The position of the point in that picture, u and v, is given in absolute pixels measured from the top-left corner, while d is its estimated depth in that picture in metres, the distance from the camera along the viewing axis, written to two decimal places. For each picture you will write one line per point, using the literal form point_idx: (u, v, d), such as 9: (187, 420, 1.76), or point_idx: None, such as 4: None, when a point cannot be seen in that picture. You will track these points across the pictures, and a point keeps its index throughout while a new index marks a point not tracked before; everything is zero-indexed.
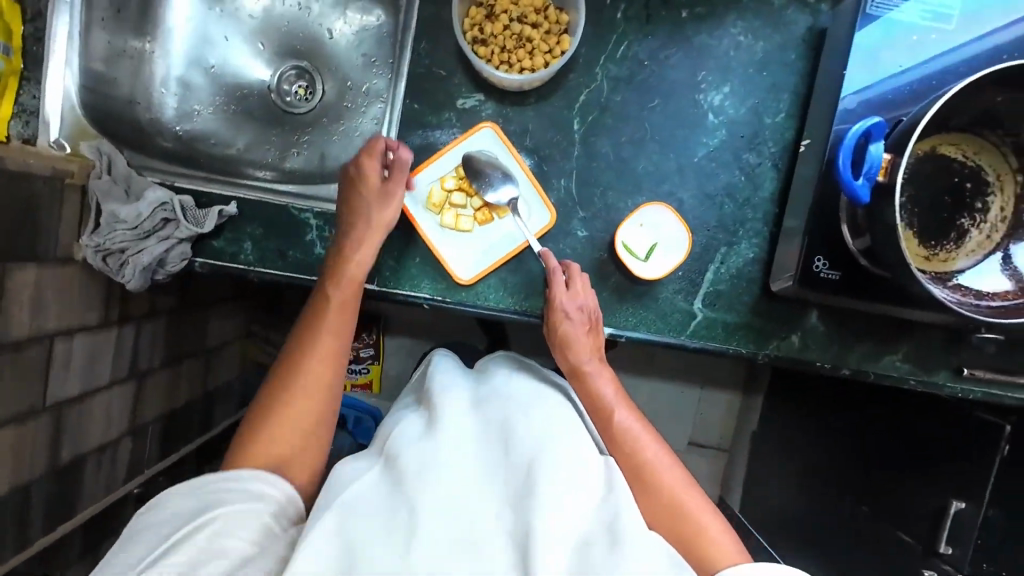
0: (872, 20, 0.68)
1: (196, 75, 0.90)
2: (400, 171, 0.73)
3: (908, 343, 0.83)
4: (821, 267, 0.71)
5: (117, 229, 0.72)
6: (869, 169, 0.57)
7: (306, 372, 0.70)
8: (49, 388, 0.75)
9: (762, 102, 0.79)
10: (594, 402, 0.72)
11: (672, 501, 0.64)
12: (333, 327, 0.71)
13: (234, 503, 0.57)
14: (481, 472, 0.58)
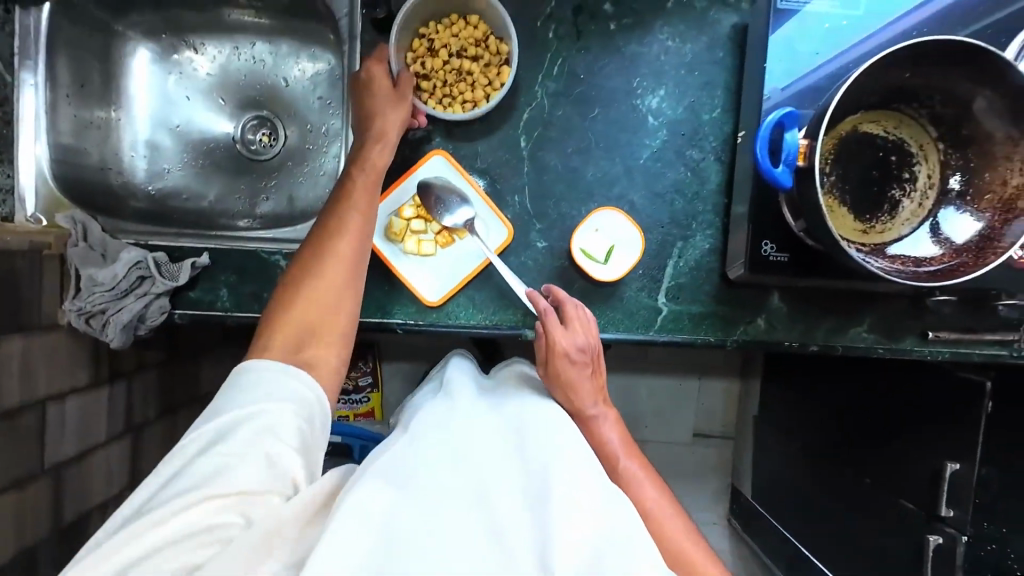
0: (784, 15, 0.72)
1: (163, 136, 0.95)
2: (408, 82, 0.77)
3: (871, 313, 0.85)
4: (770, 251, 0.73)
5: (97, 292, 0.76)
6: (788, 156, 0.60)
7: (299, 301, 0.66)
8: (47, 450, 0.78)
9: (698, 100, 0.82)
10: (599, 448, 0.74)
11: (682, 550, 0.63)
12: (340, 254, 0.69)
13: (276, 391, 0.57)
14: (502, 470, 0.57)
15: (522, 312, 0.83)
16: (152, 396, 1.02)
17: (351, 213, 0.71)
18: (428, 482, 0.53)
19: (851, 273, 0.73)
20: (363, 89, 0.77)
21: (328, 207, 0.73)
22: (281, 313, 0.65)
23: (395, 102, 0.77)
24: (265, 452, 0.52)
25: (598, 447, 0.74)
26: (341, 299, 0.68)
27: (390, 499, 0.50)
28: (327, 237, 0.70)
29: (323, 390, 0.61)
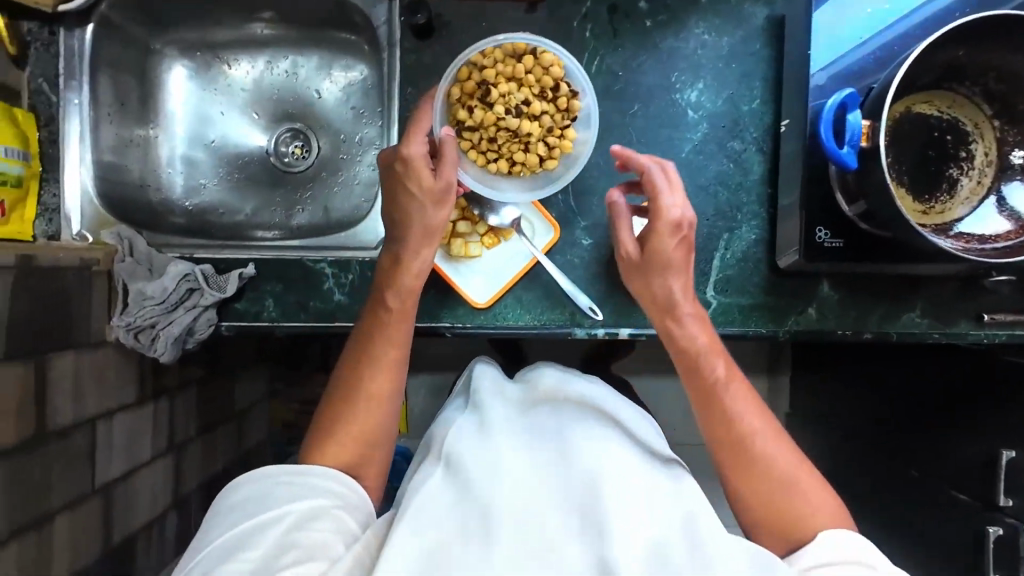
0: (823, 1, 0.72)
1: (199, 152, 0.95)
2: (451, 163, 0.71)
3: (923, 298, 0.84)
4: (823, 236, 0.73)
5: (146, 305, 0.75)
6: (851, 138, 0.61)
7: (342, 434, 0.68)
8: (97, 471, 0.77)
9: (737, 92, 0.82)
10: (693, 355, 0.69)
11: (775, 473, 0.64)
12: (377, 388, 0.70)
13: (307, 492, 0.61)
14: (546, 481, 0.56)
15: (570, 310, 0.82)
16: (191, 413, 1.00)
17: (386, 346, 0.71)
18: (477, 503, 0.53)
19: (909, 255, 0.72)
20: (401, 171, 0.71)
21: (359, 334, 0.72)
22: (324, 447, 0.68)
23: (436, 203, 0.72)
24: (291, 538, 0.55)
25: (691, 356, 0.69)
26: (381, 428, 0.70)
27: (440, 537, 0.52)
28: (363, 370, 0.70)
29: (361, 491, 0.66)
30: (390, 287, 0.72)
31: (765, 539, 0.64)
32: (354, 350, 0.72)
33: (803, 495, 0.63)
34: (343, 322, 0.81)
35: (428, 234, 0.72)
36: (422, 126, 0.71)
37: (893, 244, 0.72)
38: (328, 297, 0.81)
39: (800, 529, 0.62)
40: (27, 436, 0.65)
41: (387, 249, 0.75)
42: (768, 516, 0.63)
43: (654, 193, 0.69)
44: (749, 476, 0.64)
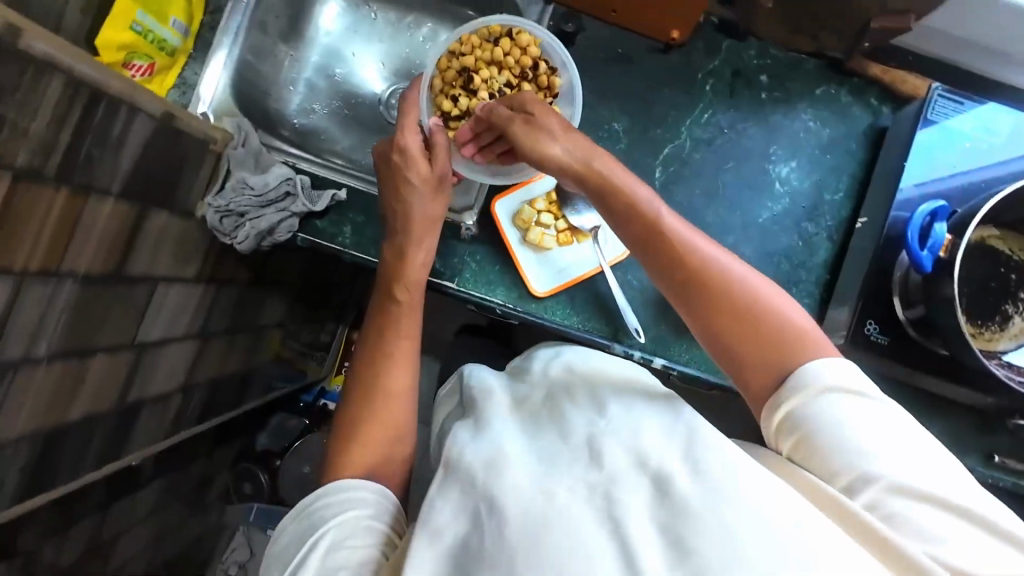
0: (931, 124, 0.79)
1: (320, 80, 1.04)
2: (442, 153, 0.80)
3: (942, 421, 0.87)
4: (872, 331, 0.77)
5: (243, 195, 0.80)
6: (933, 244, 0.68)
7: (360, 436, 0.67)
8: (141, 328, 0.80)
9: (824, 180, 0.88)
10: (626, 209, 0.67)
11: (734, 292, 0.59)
12: (393, 381, 0.71)
13: (339, 509, 0.59)
14: (549, 453, 0.51)
15: (615, 325, 0.86)
16: (225, 309, 1.04)
17: (396, 338, 0.74)
18: (479, 497, 0.48)
19: (946, 372, 0.76)
20: (399, 163, 0.79)
21: (373, 329, 0.76)
22: (347, 454, 0.66)
23: (434, 192, 0.80)
24: (333, 562, 0.54)
25: (629, 210, 0.66)
26: (399, 422, 0.70)
27: (451, 538, 0.47)
28: (377, 367, 0.72)
29: (384, 491, 0.63)
30: (399, 283, 0.78)
31: (755, 380, 0.57)
32: (367, 348, 0.74)
33: (768, 315, 0.58)
34: None
35: (431, 222, 0.78)
36: (411, 118, 0.80)
37: (939, 359, 0.76)
38: None
39: (781, 335, 0.56)
40: (106, 271, 0.68)
41: (388, 251, 0.80)
42: (754, 349, 0.57)
43: (515, 120, 0.72)
44: (713, 323, 0.59)
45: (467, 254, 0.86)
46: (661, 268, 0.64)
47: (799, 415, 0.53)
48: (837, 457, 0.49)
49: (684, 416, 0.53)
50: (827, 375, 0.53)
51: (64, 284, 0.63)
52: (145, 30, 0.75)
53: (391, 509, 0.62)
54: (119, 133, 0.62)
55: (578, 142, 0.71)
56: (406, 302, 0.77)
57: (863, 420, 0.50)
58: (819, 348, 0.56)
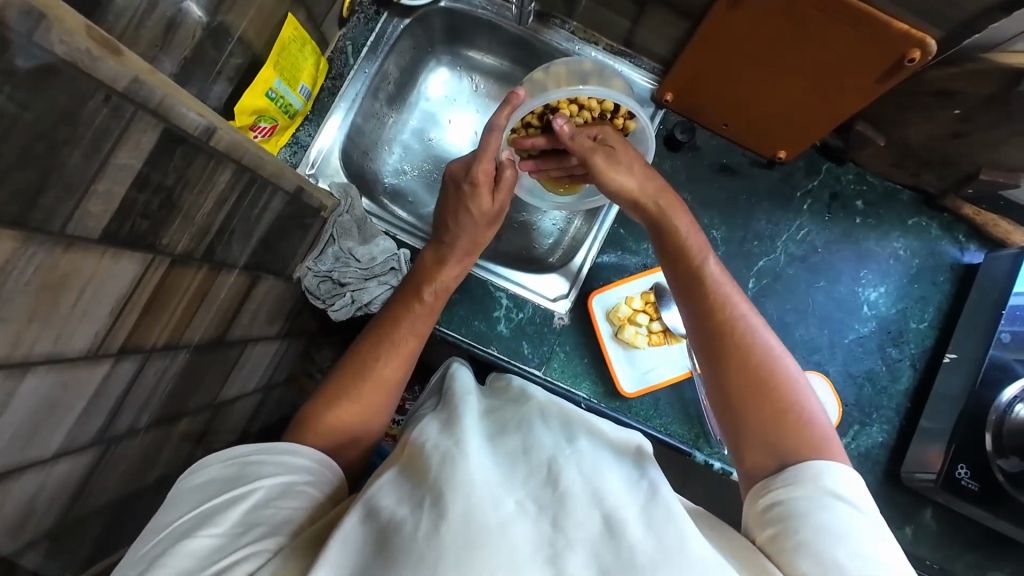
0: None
1: (415, 142, 1.02)
2: (508, 187, 0.75)
3: (1014, 566, 0.85)
4: (963, 475, 0.77)
5: (350, 266, 0.83)
6: None
7: (333, 412, 0.63)
8: (224, 387, 0.77)
9: (911, 309, 0.90)
10: (675, 249, 0.66)
11: (762, 359, 0.56)
12: (386, 374, 0.67)
13: (275, 463, 0.55)
14: (512, 476, 0.52)
15: (696, 432, 0.85)
16: (292, 359, 1.01)
17: (406, 333, 0.69)
18: (427, 491, 0.49)
19: None
20: (467, 192, 0.74)
21: (387, 317, 0.71)
22: (312, 422, 0.62)
23: (487, 223, 0.76)
24: (257, 518, 0.50)
25: (678, 250, 0.65)
26: (376, 415, 0.66)
27: (384, 519, 0.48)
28: (375, 352, 0.68)
29: (330, 461, 0.60)
30: (428, 282, 0.74)
31: (749, 448, 0.54)
32: (374, 330, 0.70)
33: (792, 386, 0.55)
34: (495, 351, 0.86)
35: (472, 249, 0.77)
36: (490, 147, 0.72)
37: None
38: (492, 323, 0.86)
39: (788, 415, 0.53)
40: (215, 337, 0.67)
41: (430, 249, 0.77)
42: (761, 412, 0.54)
43: (600, 156, 0.70)
44: (727, 376, 0.56)
45: (558, 343, 0.86)
46: (697, 311, 0.61)
47: (783, 508, 0.49)
48: (808, 559, 0.45)
49: (648, 472, 0.56)
50: (830, 479, 0.49)
51: (178, 354, 0.61)
52: (278, 97, 0.77)
53: (331, 476, 0.59)
54: (263, 205, 0.64)
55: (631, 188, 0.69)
56: (428, 305, 0.72)
57: (843, 534, 0.46)
58: (825, 446, 0.51)
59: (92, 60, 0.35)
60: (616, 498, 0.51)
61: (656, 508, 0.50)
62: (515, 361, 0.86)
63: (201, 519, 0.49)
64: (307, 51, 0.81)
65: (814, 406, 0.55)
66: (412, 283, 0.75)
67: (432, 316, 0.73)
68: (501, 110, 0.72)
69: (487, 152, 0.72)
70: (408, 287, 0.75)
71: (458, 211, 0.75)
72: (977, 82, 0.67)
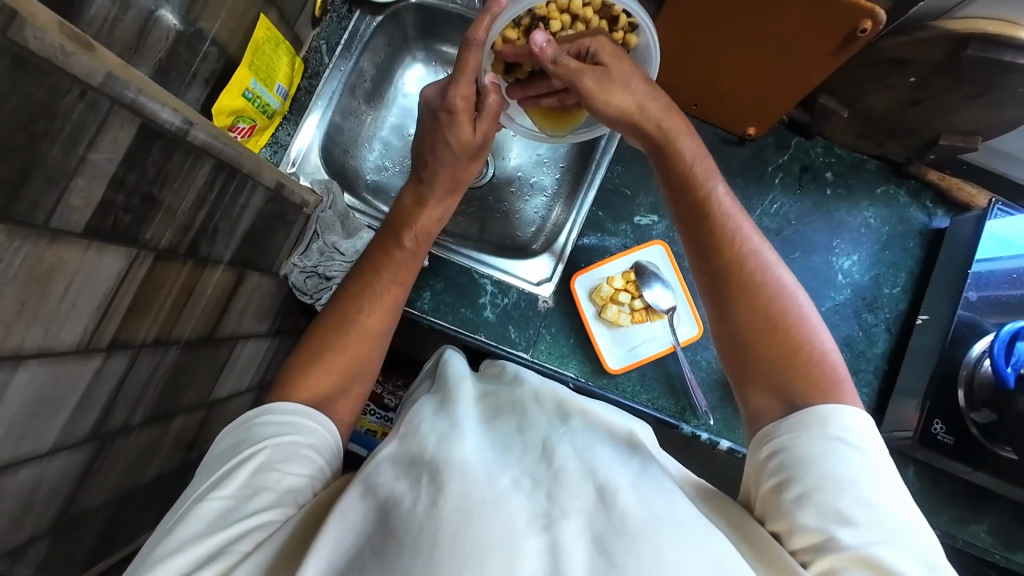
0: (995, 220, 0.83)
1: (395, 138, 1.04)
2: (491, 114, 0.74)
3: (994, 517, 0.88)
4: (939, 430, 0.80)
5: (335, 260, 0.85)
6: (1016, 360, 0.76)
7: (324, 362, 0.66)
8: (217, 385, 0.78)
9: (883, 274, 0.93)
10: (681, 195, 0.66)
11: (770, 296, 0.58)
12: (371, 324, 0.69)
13: (280, 430, 0.58)
14: (508, 454, 0.54)
15: (682, 404, 0.87)
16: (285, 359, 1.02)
17: (389, 284, 0.72)
18: (424, 468, 0.51)
19: (1007, 474, 0.79)
20: (444, 120, 0.74)
21: (368, 267, 0.73)
22: (303, 374, 0.65)
23: (469, 158, 0.77)
24: (264, 481, 0.53)
25: (686, 187, 0.65)
26: (364, 365, 0.69)
27: (382, 497, 0.50)
28: (358, 304, 0.70)
29: (334, 428, 0.62)
30: (408, 228, 0.76)
31: (754, 392, 0.56)
32: (356, 281, 0.72)
33: (801, 326, 0.56)
34: (483, 337, 0.87)
35: (453, 187, 0.78)
36: (470, 65, 0.71)
37: (1004, 461, 0.79)
38: (478, 310, 0.88)
39: (798, 354, 0.55)
40: (205, 333, 0.68)
41: (410, 187, 0.79)
42: (767, 353, 0.56)
43: (587, 75, 0.68)
44: (736, 318, 0.58)
45: (544, 325, 0.88)
46: (704, 251, 0.62)
47: (785, 455, 0.51)
48: (807, 511, 0.47)
49: (642, 454, 0.57)
50: (828, 424, 0.50)
51: (168, 350, 0.62)
52: (255, 97, 0.78)
53: (333, 439, 0.62)
54: (243, 202, 0.65)
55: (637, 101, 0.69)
56: (410, 250, 0.74)
57: (844, 474, 0.48)
58: (834, 387, 0.53)
59: (66, 55, 0.37)
60: (612, 469, 0.52)
61: (645, 481, 0.51)
62: (502, 345, 0.87)
63: (215, 483, 0.53)
64: (282, 51, 0.82)
65: (827, 344, 0.56)
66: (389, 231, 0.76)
67: (412, 267, 0.75)
68: (482, 21, 0.70)
69: (467, 70, 0.71)
70: (384, 236, 0.76)
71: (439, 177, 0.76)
72: (927, 50, 0.70)
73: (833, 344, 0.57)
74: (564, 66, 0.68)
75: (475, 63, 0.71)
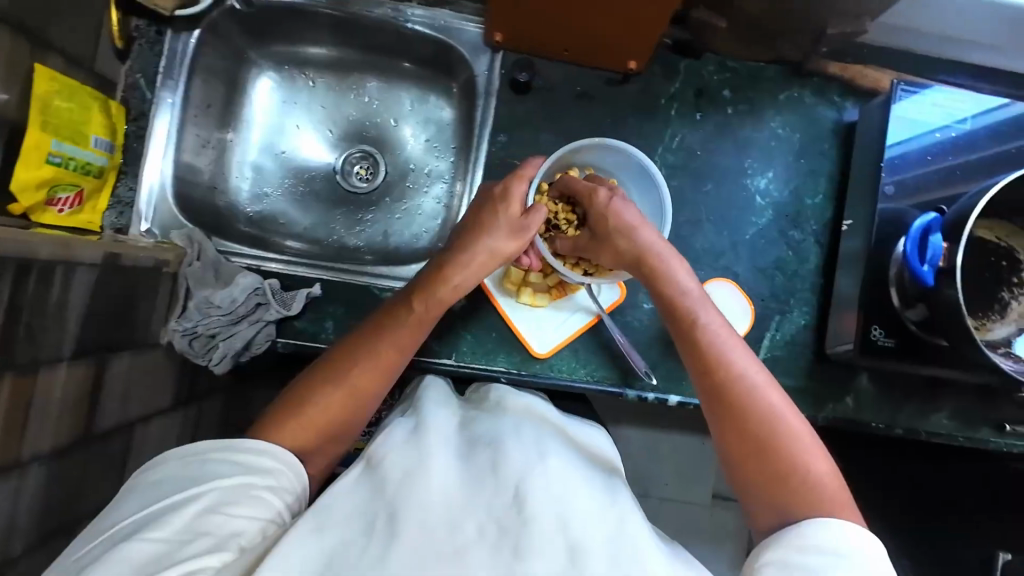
0: (899, 113, 0.78)
1: (268, 160, 0.98)
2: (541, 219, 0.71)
3: (950, 401, 0.88)
4: (878, 335, 0.76)
5: (212, 314, 0.75)
6: (932, 256, 0.70)
7: (303, 414, 0.62)
8: (127, 477, 0.73)
9: (803, 186, 0.88)
10: (667, 310, 0.68)
11: (763, 420, 0.59)
12: (364, 382, 0.64)
13: (234, 472, 0.54)
14: (477, 491, 0.50)
15: (622, 370, 0.83)
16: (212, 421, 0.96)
17: (389, 345, 0.66)
18: (382, 506, 0.49)
19: (952, 362, 0.76)
20: (498, 196, 0.72)
21: (370, 325, 0.68)
22: (277, 424, 0.61)
23: (512, 233, 0.71)
24: (206, 525, 0.49)
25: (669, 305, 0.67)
26: (348, 424, 0.64)
27: (333, 536, 0.47)
28: (351, 358, 0.65)
29: (299, 469, 0.59)
30: (423, 295, 0.69)
31: (753, 500, 0.58)
32: (355, 338, 0.67)
33: (792, 447, 0.57)
34: None
35: (489, 262, 0.71)
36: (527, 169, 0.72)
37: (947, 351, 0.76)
38: None
39: (788, 475, 0.57)
40: (76, 436, 0.62)
41: (434, 260, 0.72)
42: (763, 467, 0.58)
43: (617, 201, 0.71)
44: (725, 433, 0.60)
45: (463, 326, 0.83)
46: (696, 365, 0.63)
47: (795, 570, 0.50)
48: None
49: (618, 491, 0.56)
50: (830, 536, 0.51)
51: (28, 471, 0.56)
52: (66, 160, 0.70)
53: (296, 480, 0.58)
54: (58, 288, 0.58)
55: (626, 223, 0.70)
56: (412, 320, 0.67)
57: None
58: (827, 499, 0.55)
59: None
60: (604, 534, 0.49)
61: (625, 532, 0.50)
62: (423, 357, 0.82)
63: (151, 524, 0.49)
64: (86, 100, 0.73)
65: (820, 467, 0.57)
66: (402, 296, 0.70)
67: (415, 332, 0.67)
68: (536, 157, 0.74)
69: (512, 200, 0.72)
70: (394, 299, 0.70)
71: (480, 238, 0.70)
72: None
73: (829, 465, 0.58)
74: (597, 197, 0.71)
75: (522, 192, 0.71)
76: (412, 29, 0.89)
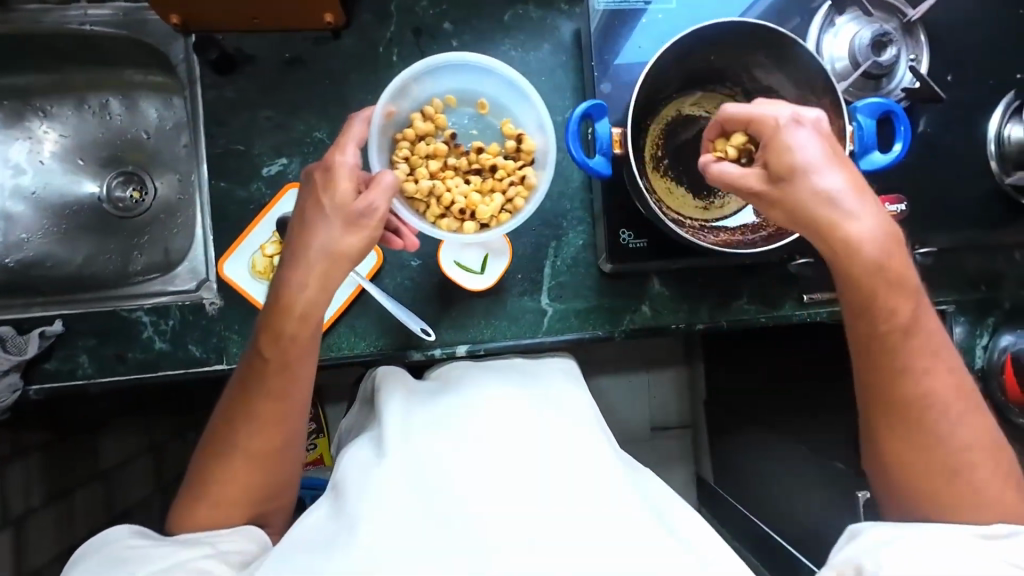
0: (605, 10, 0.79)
1: (18, 205, 0.92)
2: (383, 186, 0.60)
3: (750, 283, 0.85)
4: (629, 238, 0.79)
5: None
6: (602, 147, 0.67)
7: (207, 498, 0.59)
8: None
9: (550, 103, 0.83)
10: (857, 305, 0.60)
11: (939, 407, 0.59)
12: (258, 447, 0.59)
13: (160, 552, 0.53)
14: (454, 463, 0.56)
15: (405, 334, 0.81)
16: (31, 483, 0.94)
17: (267, 403, 0.59)
18: (354, 500, 0.54)
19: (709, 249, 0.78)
20: (319, 180, 0.60)
21: (239, 383, 0.61)
22: (193, 509, 0.59)
23: (349, 225, 0.59)
24: None
25: (870, 303, 0.59)
26: (271, 487, 0.61)
27: (324, 532, 0.53)
28: (238, 425, 0.60)
29: (250, 532, 0.58)
30: (272, 335, 0.60)
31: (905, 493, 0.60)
32: (231, 400, 0.61)
33: (949, 442, 0.59)
34: (166, 370, 0.78)
35: (338, 262, 0.60)
36: (353, 133, 0.63)
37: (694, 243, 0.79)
38: (147, 346, 0.78)
39: (954, 458, 0.59)
40: None
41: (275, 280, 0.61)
42: (914, 465, 0.59)
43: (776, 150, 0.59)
44: (881, 442, 0.60)
45: (225, 327, 0.79)
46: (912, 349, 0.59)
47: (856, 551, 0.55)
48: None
49: (585, 436, 0.61)
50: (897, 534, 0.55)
51: None
52: None
53: (246, 544, 0.57)
54: None
55: (803, 162, 0.57)
56: (283, 369, 0.60)
57: (925, 567, 0.51)
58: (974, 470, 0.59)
59: None
60: (573, 485, 0.55)
61: (591, 484, 0.55)
62: (192, 369, 0.78)
63: None
64: None
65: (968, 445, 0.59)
66: (260, 334, 0.60)
67: (293, 382, 0.60)
68: (355, 122, 0.64)
69: (336, 180, 0.60)
70: (255, 341, 0.61)
71: (308, 242, 0.59)
72: None
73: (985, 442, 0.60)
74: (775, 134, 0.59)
75: (344, 166, 0.60)
76: (93, 30, 0.84)
